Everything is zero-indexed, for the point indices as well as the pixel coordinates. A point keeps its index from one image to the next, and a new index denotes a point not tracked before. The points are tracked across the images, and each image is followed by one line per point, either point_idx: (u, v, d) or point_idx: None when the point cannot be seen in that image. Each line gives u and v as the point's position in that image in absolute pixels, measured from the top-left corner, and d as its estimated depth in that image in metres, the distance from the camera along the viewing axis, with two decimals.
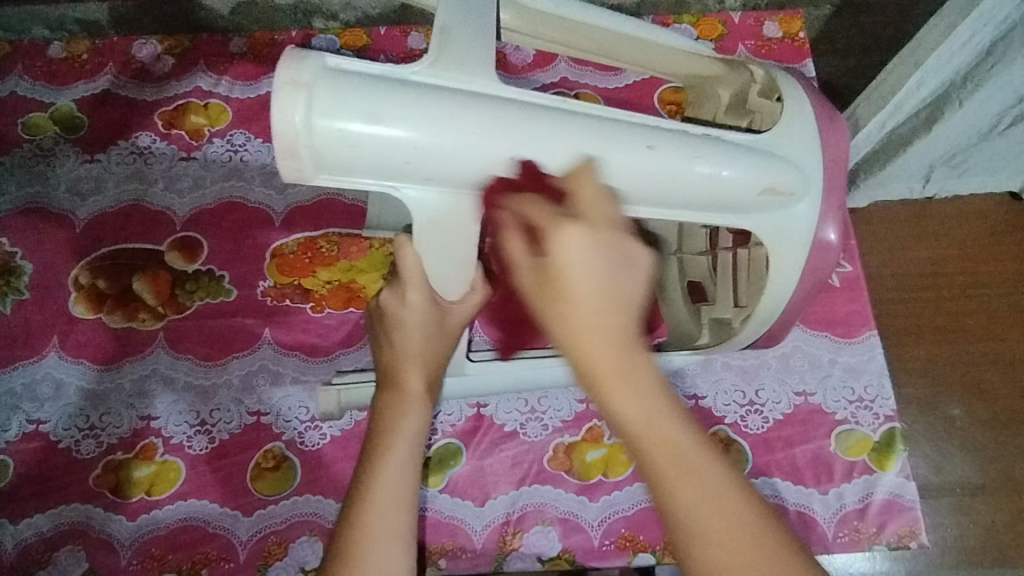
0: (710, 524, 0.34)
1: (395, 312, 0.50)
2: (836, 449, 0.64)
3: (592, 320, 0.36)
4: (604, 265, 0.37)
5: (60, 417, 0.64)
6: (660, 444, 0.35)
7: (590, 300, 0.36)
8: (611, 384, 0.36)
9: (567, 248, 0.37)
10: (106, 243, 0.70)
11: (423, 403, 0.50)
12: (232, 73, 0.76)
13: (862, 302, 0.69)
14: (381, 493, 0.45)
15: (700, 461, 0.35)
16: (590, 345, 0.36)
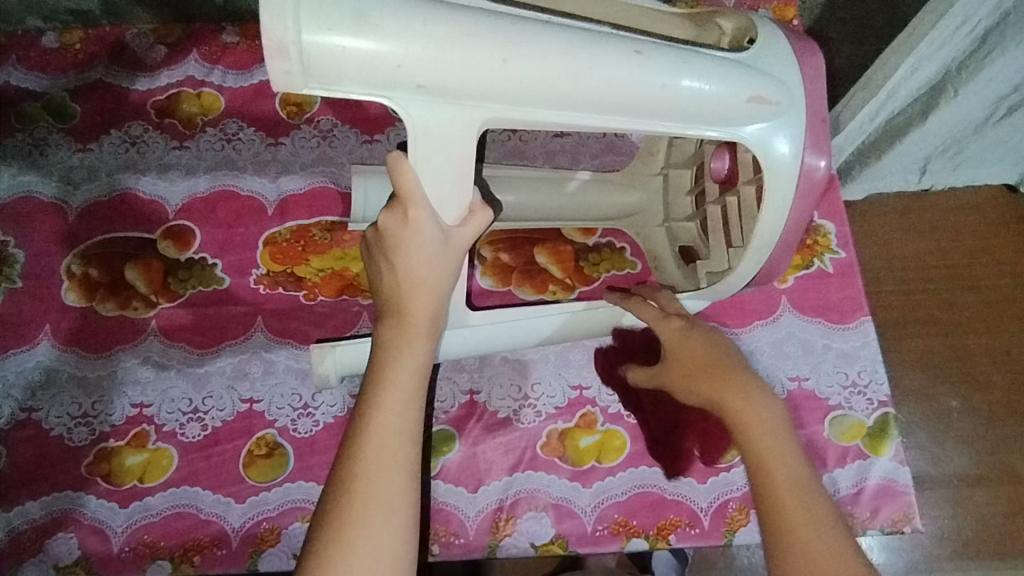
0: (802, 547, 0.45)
1: (397, 236, 0.49)
2: (829, 435, 0.64)
3: (713, 395, 0.51)
4: (703, 349, 0.53)
5: (52, 405, 0.64)
6: (774, 464, 0.48)
7: (696, 371, 0.52)
8: (743, 426, 0.49)
9: (675, 327, 0.55)
10: (98, 232, 0.70)
11: (425, 334, 0.50)
12: (225, 62, 0.77)
13: (856, 288, 0.69)
14: (382, 425, 0.47)
15: (790, 490, 0.47)
16: (715, 399, 0.51)
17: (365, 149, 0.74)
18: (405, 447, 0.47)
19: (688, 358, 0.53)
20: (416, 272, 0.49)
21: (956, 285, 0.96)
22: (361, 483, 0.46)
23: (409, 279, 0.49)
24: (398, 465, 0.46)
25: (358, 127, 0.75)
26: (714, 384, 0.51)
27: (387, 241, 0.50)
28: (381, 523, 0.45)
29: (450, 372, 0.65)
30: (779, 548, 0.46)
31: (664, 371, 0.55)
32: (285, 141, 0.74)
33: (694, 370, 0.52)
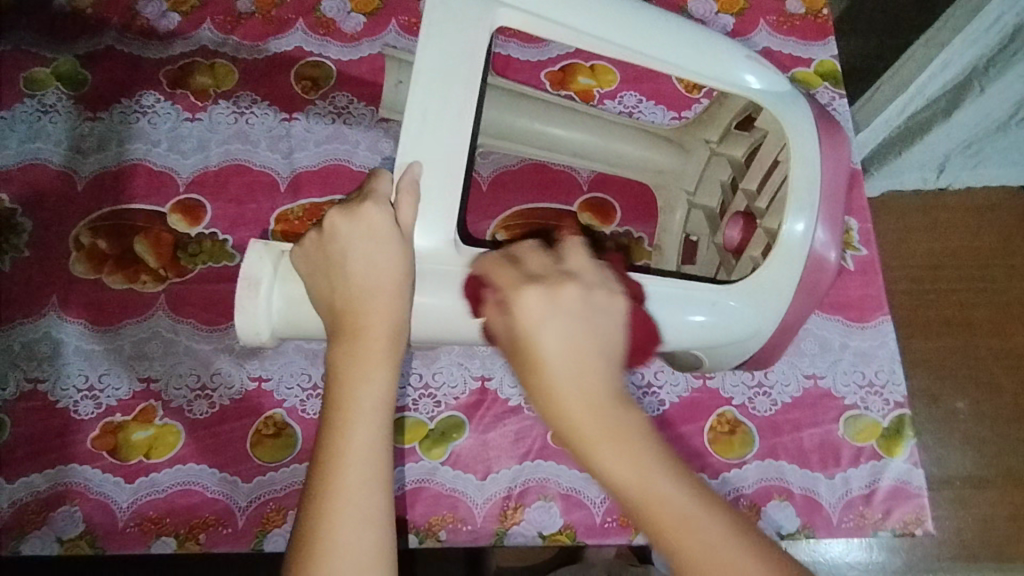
0: None
1: (349, 238, 0.49)
2: (843, 434, 0.63)
3: (573, 400, 0.41)
4: (566, 331, 0.42)
5: (59, 377, 0.63)
6: (653, 508, 0.39)
7: (567, 370, 0.41)
8: (604, 452, 0.40)
9: (529, 307, 0.43)
10: (107, 203, 0.69)
11: (386, 359, 0.47)
12: (239, 33, 0.75)
13: (877, 286, 0.68)
14: (346, 480, 0.44)
15: (707, 538, 0.39)
16: (574, 415, 0.41)
17: (380, 128, 0.73)
18: (370, 495, 0.45)
19: (545, 343, 0.42)
20: (369, 281, 0.47)
21: (971, 288, 0.95)
22: (326, 537, 0.43)
23: (361, 293, 0.48)
24: (368, 516, 0.44)
25: (374, 105, 0.73)
26: (603, 395, 0.41)
27: (337, 247, 0.49)
28: None
29: (462, 357, 0.64)
30: None
31: (511, 343, 0.44)
32: (299, 117, 0.72)
33: (573, 364, 0.41)
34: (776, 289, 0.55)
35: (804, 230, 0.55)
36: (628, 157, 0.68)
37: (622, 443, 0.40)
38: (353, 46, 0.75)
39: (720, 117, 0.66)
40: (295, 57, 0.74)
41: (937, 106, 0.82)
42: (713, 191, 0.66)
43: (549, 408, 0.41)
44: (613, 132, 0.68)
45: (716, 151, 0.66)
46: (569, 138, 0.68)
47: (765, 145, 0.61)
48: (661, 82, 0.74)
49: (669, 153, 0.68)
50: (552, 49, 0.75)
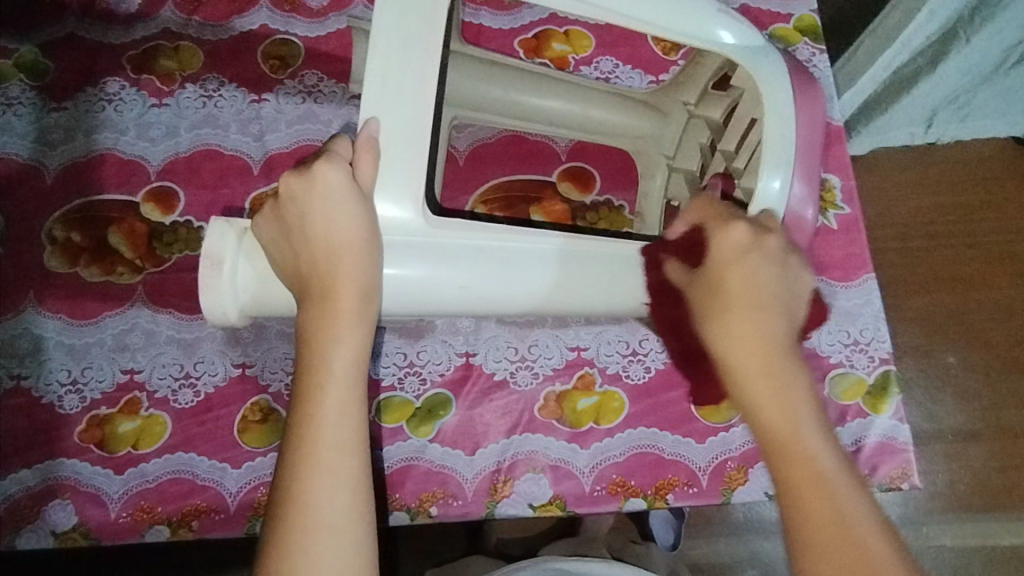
0: (812, 521, 0.41)
1: (306, 200, 0.48)
2: (829, 393, 0.63)
3: (751, 329, 0.45)
4: (748, 270, 0.46)
5: (41, 372, 0.63)
6: (791, 441, 0.43)
7: (744, 302, 0.45)
8: (761, 390, 0.44)
9: (727, 256, 0.47)
10: (79, 195, 0.67)
11: (355, 317, 0.47)
12: (202, 13, 0.73)
13: (860, 244, 0.67)
14: (320, 437, 0.45)
15: (828, 466, 0.42)
16: (750, 360, 0.44)
17: (352, 106, 0.71)
18: (348, 448, 0.45)
19: (734, 275, 0.46)
20: (335, 240, 0.47)
21: (957, 243, 0.94)
22: (308, 487, 0.44)
23: (326, 253, 0.48)
24: (344, 473, 0.45)
25: (344, 82, 0.72)
26: (755, 326, 0.45)
27: (296, 209, 0.49)
28: (331, 537, 0.43)
29: (445, 334, 0.64)
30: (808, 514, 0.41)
31: (705, 279, 0.48)
32: (268, 98, 0.71)
33: (749, 303, 0.45)
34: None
35: (781, 187, 0.53)
36: (605, 123, 0.67)
37: (768, 369, 0.44)
38: (319, 22, 0.73)
39: (697, 79, 0.65)
40: (260, 36, 0.72)
41: (919, 60, 0.81)
42: (691, 152, 0.65)
43: (720, 335, 0.46)
44: (589, 97, 0.66)
45: (694, 113, 0.65)
46: (543, 108, 0.67)
47: (742, 105, 0.60)
48: (637, 47, 0.72)
49: (647, 117, 0.66)
50: (524, 15, 0.73)
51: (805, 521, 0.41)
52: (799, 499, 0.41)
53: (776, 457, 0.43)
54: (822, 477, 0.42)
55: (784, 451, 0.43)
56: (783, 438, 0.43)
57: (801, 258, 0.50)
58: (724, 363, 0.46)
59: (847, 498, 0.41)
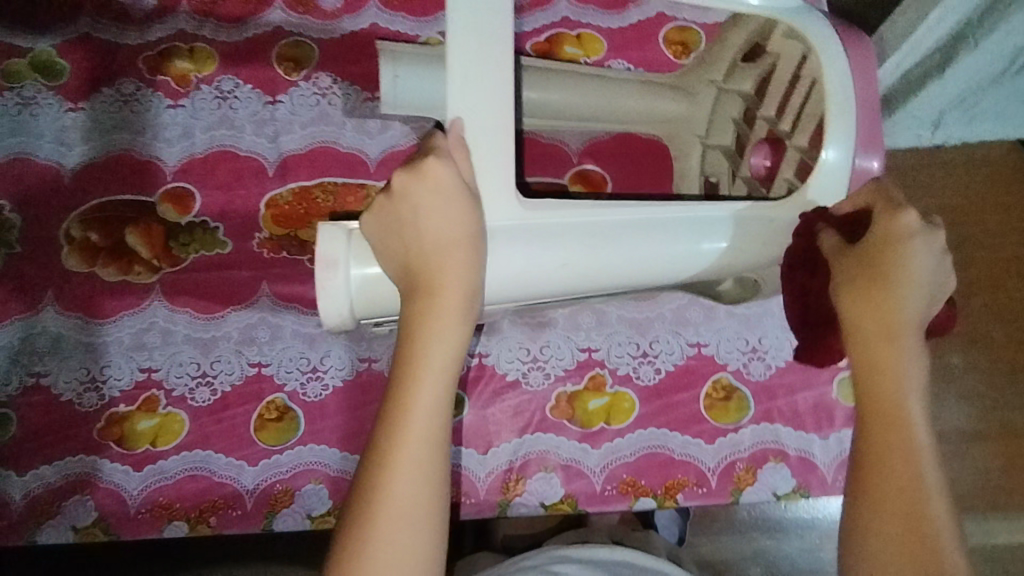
0: (887, 494, 0.45)
1: (416, 193, 0.48)
2: (836, 394, 0.64)
3: (898, 313, 0.46)
4: (926, 262, 0.46)
5: (61, 370, 0.64)
6: (896, 417, 0.46)
7: (903, 290, 0.46)
8: (885, 355, 0.47)
9: (912, 232, 0.46)
10: (96, 195, 0.68)
11: (456, 313, 0.48)
12: (217, 14, 0.73)
13: None
14: (413, 431, 0.46)
15: (917, 453, 0.46)
16: (875, 329, 0.47)
17: (366, 108, 0.72)
18: (429, 459, 0.46)
19: (913, 263, 0.46)
20: (443, 238, 0.48)
21: (965, 245, 0.95)
22: (392, 493, 0.45)
23: (437, 258, 0.48)
24: (422, 473, 0.46)
25: (358, 84, 0.72)
26: (907, 311, 0.46)
27: (405, 202, 0.49)
28: (416, 529, 0.45)
29: None
30: (882, 485, 0.45)
31: (865, 258, 0.47)
32: (282, 99, 0.71)
33: (903, 286, 0.46)
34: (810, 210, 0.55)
35: (838, 157, 0.55)
36: (637, 113, 0.68)
37: (893, 353, 0.47)
38: (334, 24, 0.74)
39: (724, 54, 0.66)
40: (274, 37, 0.73)
41: (928, 63, 0.82)
42: (724, 127, 0.66)
43: (858, 305, 0.47)
44: (619, 90, 0.67)
45: (725, 86, 0.66)
46: (575, 103, 0.67)
47: (778, 70, 0.61)
48: (647, 51, 0.73)
49: (675, 101, 0.68)
50: (536, 18, 0.73)
51: (885, 492, 0.45)
52: (885, 466, 0.46)
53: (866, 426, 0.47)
54: (909, 455, 0.46)
55: (881, 428, 0.47)
56: (872, 413, 0.47)
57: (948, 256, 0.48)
58: (856, 332, 0.48)
59: (925, 487, 0.45)
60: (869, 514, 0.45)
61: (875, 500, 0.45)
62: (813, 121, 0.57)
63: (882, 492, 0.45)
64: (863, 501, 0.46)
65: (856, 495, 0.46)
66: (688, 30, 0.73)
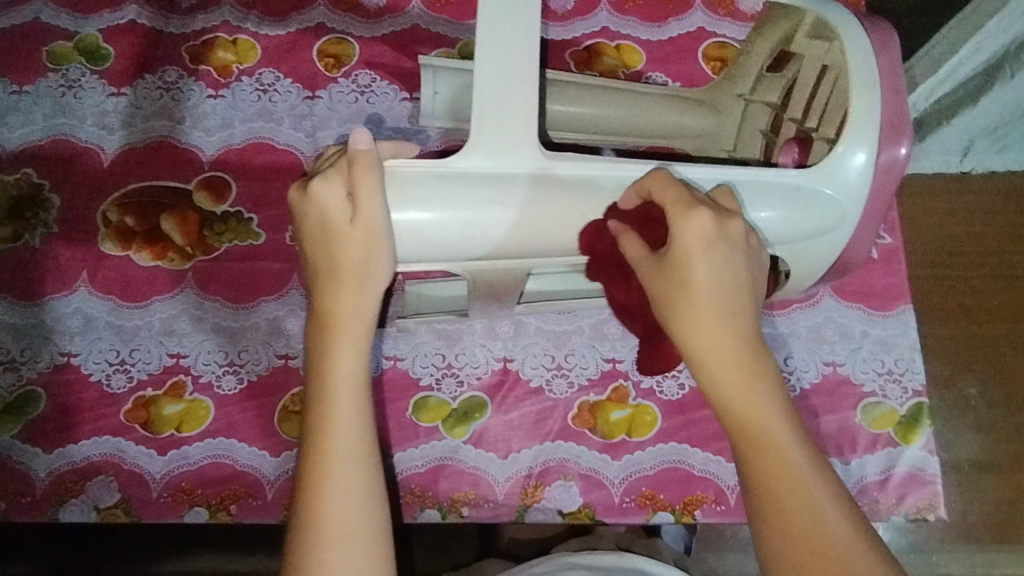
0: (791, 520, 0.42)
1: (322, 208, 0.47)
2: (860, 421, 0.63)
3: (719, 328, 0.45)
4: (717, 268, 0.45)
5: (91, 351, 0.64)
6: (760, 440, 0.44)
7: (708, 302, 0.45)
8: (729, 380, 0.44)
9: (690, 235, 0.45)
10: (134, 180, 0.69)
11: (357, 328, 0.48)
12: (261, 8, 0.74)
13: (900, 275, 0.67)
14: (330, 447, 0.46)
15: (798, 472, 0.43)
16: (712, 352, 0.45)
17: (404, 107, 0.72)
18: (362, 453, 0.47)
19: (697, 276, 0.45)
20: (341, 256, 0.48)
21: (990, 273, 0.90)
22: (324, 498, 0.45)
23: (348, 261, 0.47)
24: (354, 484, 0.46)
25: (397, 83, 0.73)
26: (733, 323, 0.45)
27: (323, 216, 0.47)
28: (349, 542, 0.45)
29: (485, 339, 0.65)
30: (776, 523, 0.42)
31: (670, 270, 0.46)
32: (321, 95, 0.72)
33: (721, 295, 0.45)
34: (859, 186, 0.53)
35: (864, 159, 0.53)
36: (663, 128, 0.66)
37: (741, 368, 0.44)
38: (375, 23, 0.74)
39: (750, 67, 0.64)
40: (316, 33, 0.74)
41: (964, 90, 0.81)
42: (752, 140, 0.64)
43: (687, 335, 0.45)
44: (645, 104, 0.65)
45: (753, 97, 0.64)
46: (604, 115, 0.65)
47: (802, 73, 0.60)
48: (686, 66, 0.73)
49: (701, 114, 0.65)
50: (577, 27, 0.73)
51: (790, 520, 0.42)
52: (786, 490, 0.42)
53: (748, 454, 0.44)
54: (793, 479, 0.43)
55: (758, 451, 0.43)
56: (749, 435, 0.44)
57: (756, 236, 0.47)
58: (697, 360, 0.45)
59: (821, 504, 0.42)
60: (783, 549, 0.41)
61: (792, 537, 0.42)
62: (839, 114, 0.56)
63: (785, 518, 0.42)
64: (767, 539, 0.43)
65: (756, 532, 0.43)
66: (728, 46, 0.73)
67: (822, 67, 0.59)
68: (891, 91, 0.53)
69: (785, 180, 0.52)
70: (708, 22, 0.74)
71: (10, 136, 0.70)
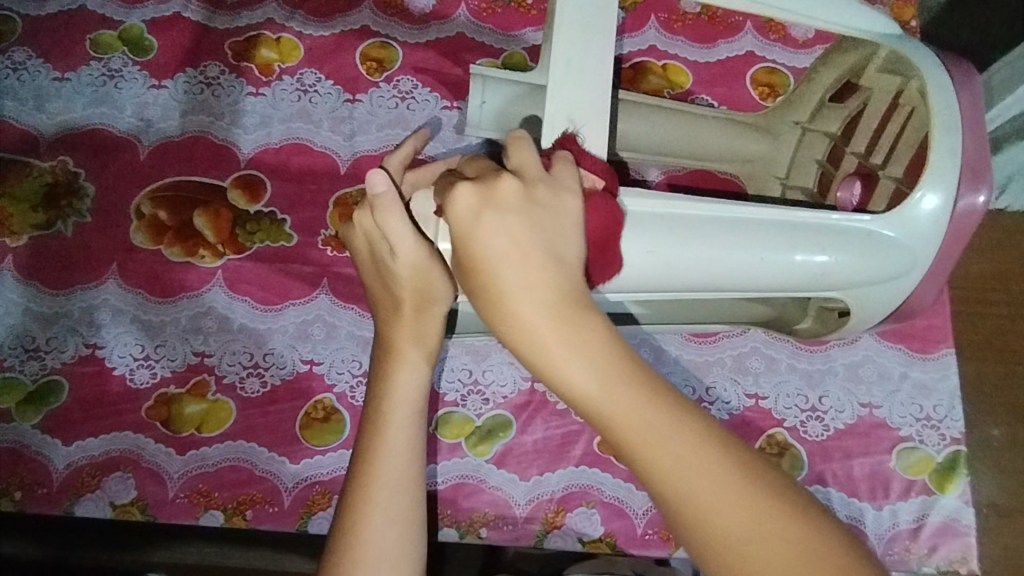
0: (697, 507, 0.35)
1: (372, 243, 0.47)
2: (895, 466, 0.61)
3: (531, 292, 0.38)
4: (515, 234, 0.38)
5: (117, 344, 0.64)
6: (617, 421, 0.37)
7: (513, 275, 0.38)
8: (565, 362, 0.37)
9: (462, 214, 0.39)
10: (169, 174, 0.69)
11: (423, 357, 0.47)
12: (306, 8, 0.74)
13: (942, 317, 0.65)
14: (381, 475, 0.46)
15: (685, 446, 0.36)
16: (533, 327, 0.38)
17: (443, 116, 0.71)
18: (406, 483, 0.46)
19: (484, 253, 0.39)
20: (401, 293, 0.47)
21: None
22: (362, 526, 0.45)
23: (405, 289, 0.46)
24: (397, 513, 0.45)
25: (438, 91, 0.72)
26: (550, 282, 0.38)
27: (374, 250, 0.47)
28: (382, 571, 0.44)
29: (513, 357, 0.64)
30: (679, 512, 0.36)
31: (464, 261, 0.40)
32: (362, 98, 0.71)
33: (516, 259, 0.38)
34: (929, 230, 0.52)
35: (938, 203, 0.51)
36: (718, 152, 0.65)
37: (570, 329, 0.37)
38: (420, 29, 0.74)
39: (810, 94, 0.63)
40: (360, 36, 0.73)
41: None
42: (806, 168, 0.62)
43: (504, 316, 0.38)
44: (701, 126, 0.64)
45: (810, 127, 0.63)
46: (660, 137, 0.64)
47: (869, 106, 0.58)
48: (733, 90, 0.71)
49: (758, 139, 0.64)
50: (624, 44, 0.72)
51: (694, 503, 0.35)
52: (666, 461, 0.36)
53: (627, 449, 0.37)
54: (669, 454, 0.36)
55: (637, 445, 0.36)
56: (622, 430, 0.37)
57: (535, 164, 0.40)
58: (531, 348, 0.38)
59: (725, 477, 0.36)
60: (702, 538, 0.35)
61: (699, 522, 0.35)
62: (911, 151, 0.55)
63: (674, 501, 0.36)
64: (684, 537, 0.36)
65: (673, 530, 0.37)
66: (777, 72, 0.72)
67: (892, 101, 0.57)
68: (960, 131, 0.52)
69: (858, 225, 0.51)
70: (758, 46, 0.73)
71: (48, 122, 0.70)
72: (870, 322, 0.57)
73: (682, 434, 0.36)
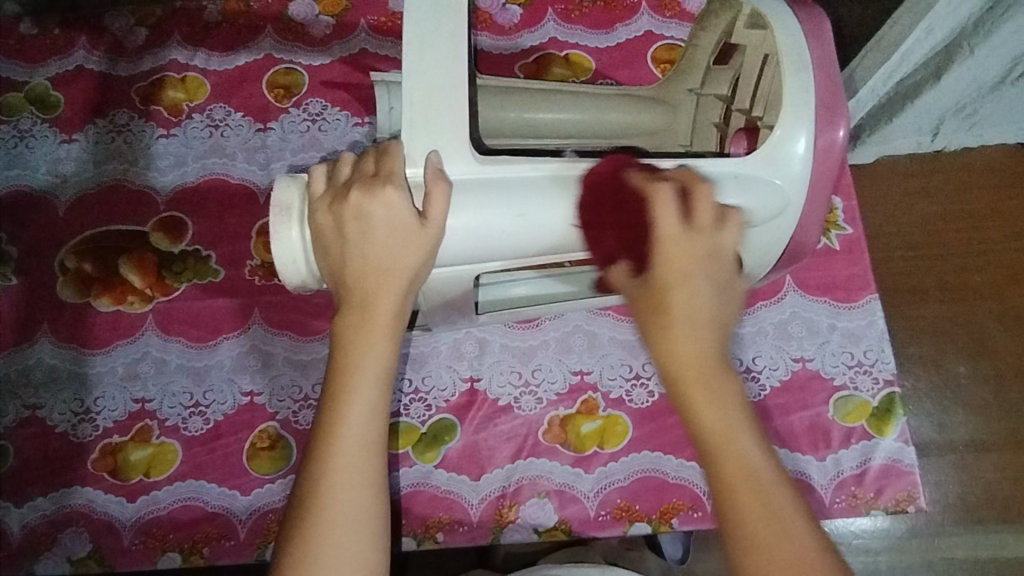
0: (761, 537, 0.41)
1: (366, 210, 0.47)
2: (833, 415, 0.63)
3: (692, 341, 0.44)
4: (696, 340, 0.44)
5: (56, 402, 0.64)
6: (727, 445, 0.43)
7: (687, 316, 0.44)
8: (696, 390, 0.44)
9: (677, 261, 0.45)
10: (90, 226, 0.69)
11: (390, 332, 0.48)
12: (209, 45, 0.74)
13: (863, 265, 0.67)
14: (346, 437, 0.47)
15: (773, 487, 0.42)
16: (685, 354, 0.44)
17: (355, 133, 0.72)
18: (370, 446, 0.47)
19: (703, 306, 0.44)
20: (384, 260, 0.47)
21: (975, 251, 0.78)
22: (329, 488, 0.46)
23: (382, 255, 0.47)
24: (364, 474, 0.47)
25: (348, 110, 0.72)
26: (699, 341, 0.44)
27: (359, 216, 0.47)
28: (348, 535, 0.45)
29: (449, 359, 0.65)
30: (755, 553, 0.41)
31: (646, 293, 0.46)
32: (273, 126, 0.72)
33: (701, 326, 0.44)
34: (802, 171, 0.52)
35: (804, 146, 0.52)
36: (623, 127, 0.64)
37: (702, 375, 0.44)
38: (321, 50, 0.74)
39: (697, 61, 0.64)
40: (264, 66, 0.73)
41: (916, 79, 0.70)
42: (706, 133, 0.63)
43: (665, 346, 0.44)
44: (601, 103, 0.64)
45: (701, 92, 0.64)
46: (556, 120, 0.63)
47: (745, 63, 0.59)
48: (636, 70, 0.73)
49: (657, 111, 0.64)
50: (524, 40, 0.74)
51: (758, 534, 0.41)
52: (763, 536, 0.41)
53: (732, 501, 0.42)
54: (767, 502, 0.41)
55: (742, 485, 0.42)
56: (724, 451, 0.43)
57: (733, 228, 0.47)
58: (674, 377, 0.44)
59: (799, 530, 0.41)
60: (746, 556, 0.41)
61: (753, 553, 0.41)
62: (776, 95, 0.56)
63: (758, 548, 0.41)
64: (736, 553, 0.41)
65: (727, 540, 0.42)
66: (677, 48, 0.73)
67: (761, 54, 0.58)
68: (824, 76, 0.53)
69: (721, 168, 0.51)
70: (656, 25, 0.74)
71: None
72: (766, 265, 0.57)
73: (789, 507, 0.41)
